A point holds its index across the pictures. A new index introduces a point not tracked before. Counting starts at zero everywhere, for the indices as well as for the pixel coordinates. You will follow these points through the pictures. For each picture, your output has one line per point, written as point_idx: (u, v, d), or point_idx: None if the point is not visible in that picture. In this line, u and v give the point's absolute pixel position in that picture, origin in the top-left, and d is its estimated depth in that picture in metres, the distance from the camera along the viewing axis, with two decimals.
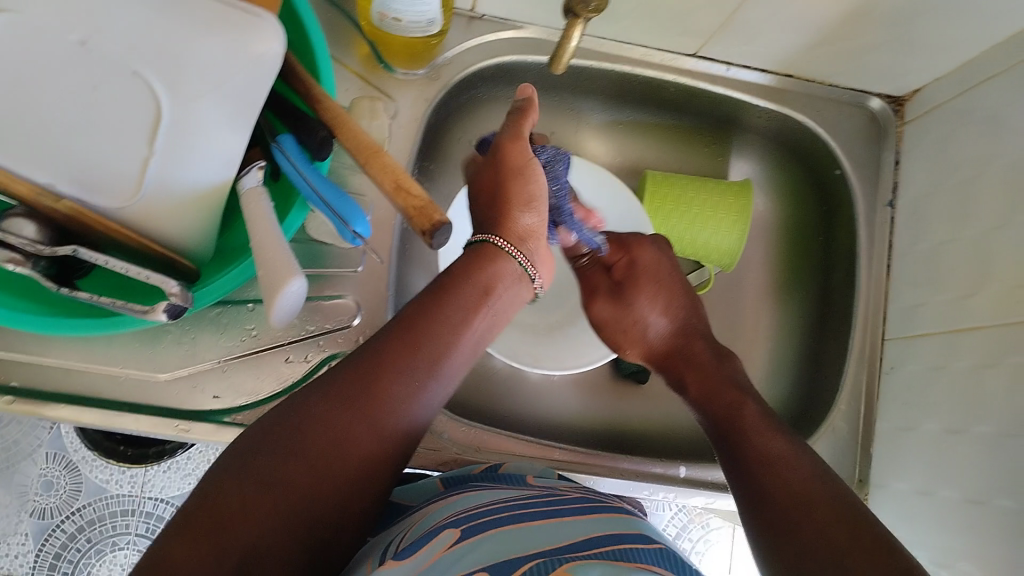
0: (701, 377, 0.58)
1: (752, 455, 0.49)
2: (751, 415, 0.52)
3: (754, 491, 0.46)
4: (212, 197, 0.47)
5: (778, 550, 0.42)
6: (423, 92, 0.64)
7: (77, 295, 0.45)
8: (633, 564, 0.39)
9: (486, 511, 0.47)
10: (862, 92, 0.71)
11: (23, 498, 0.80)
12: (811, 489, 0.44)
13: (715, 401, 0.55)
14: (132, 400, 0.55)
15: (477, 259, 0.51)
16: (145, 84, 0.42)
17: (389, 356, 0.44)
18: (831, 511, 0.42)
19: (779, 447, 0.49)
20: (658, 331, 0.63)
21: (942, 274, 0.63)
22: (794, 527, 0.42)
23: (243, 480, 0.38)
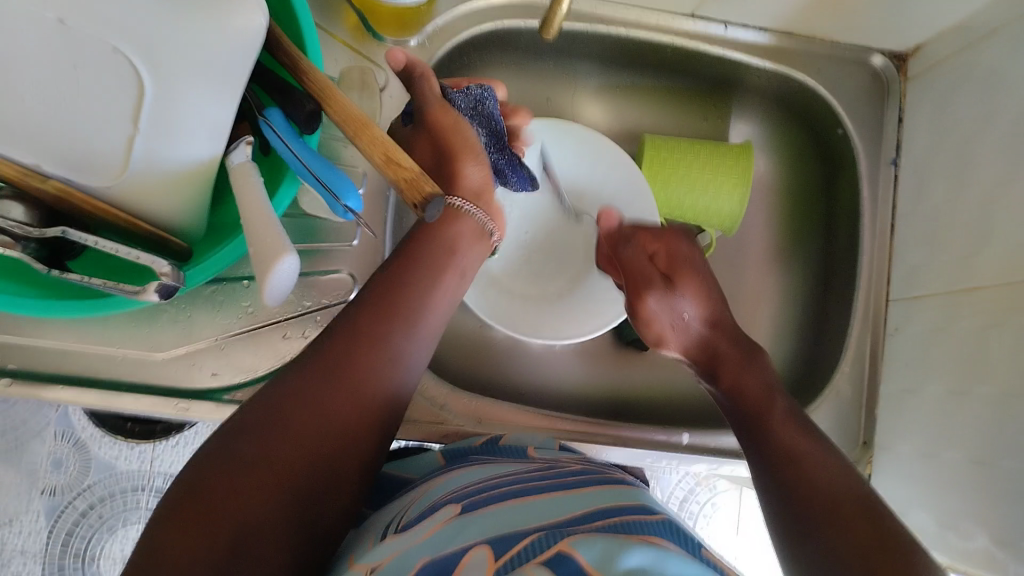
0: (734, 370, 0.57)
1: (779, 448, 0.50)
2: (777, 414, 0.53)
3: (778, 481, 0.48)
4: (200, 173, 0.47)
5: (802, 546, 0.43)
6: (414, 60, 0.62)
7: (68, 277, 0.45)
8: (635, 536, 0.39)
9: (486, 486, 0.46)
10: (863, 49, 0.69)
11: (32, 476, 0.81)
12: (840, 490, 0.45)
13: (744, 393, 0.55)
14: (131, 381, 0.55)
15: (434, 226, 0.52)
16: (126, 60, 0.42)
17: (353, 337, 0.45)
18: (857, 512, 0.43)
19: (804, 442, 0.50)
20: (693, 327, 0.60)
21: (945, 234, 0.62)
22: (820, 515, 0.44)
23: (227, 457, 0.38)
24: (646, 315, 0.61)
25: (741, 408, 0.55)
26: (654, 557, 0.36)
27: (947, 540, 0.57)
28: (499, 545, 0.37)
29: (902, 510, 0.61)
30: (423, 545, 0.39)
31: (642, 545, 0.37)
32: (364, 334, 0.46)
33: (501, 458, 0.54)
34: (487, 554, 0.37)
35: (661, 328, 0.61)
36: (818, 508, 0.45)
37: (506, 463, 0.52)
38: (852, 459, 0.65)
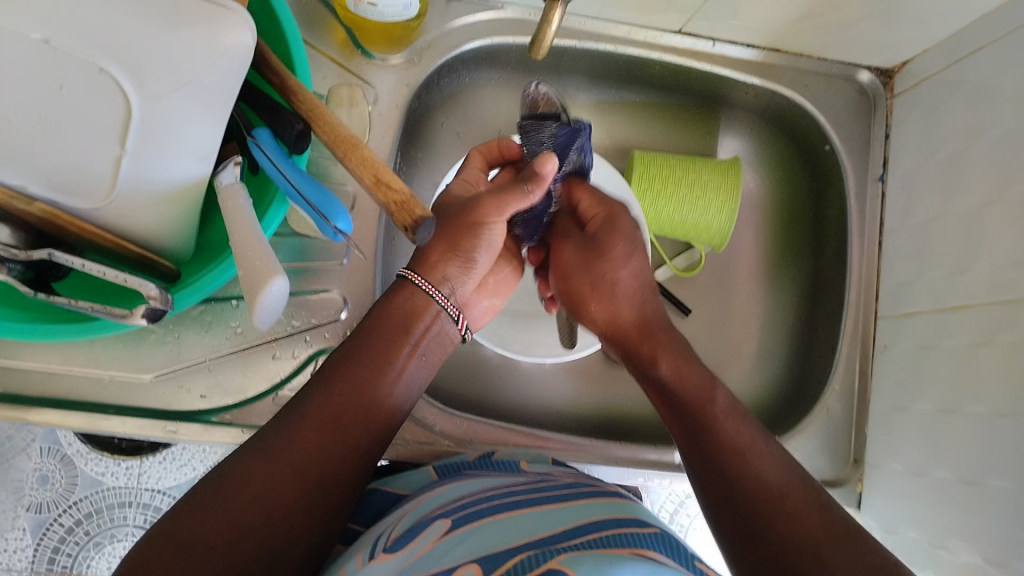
0: (671, 353, 0.53)
1: (723, 445, 0.47)
2: (719, 402, 0.49)
3: (727, 489, 0.45)
4: (188, 195, 0.47)
5: (757, 563, 0.42)
6: (404, 78, 0.62)
7: (54, 300, 0.44)
8: (627, 549, 0.38)
9: (476, 500, 0.46)
10: (851, 65, 0.69)
11: (18, 493, 0.80)
12: (788, 495, 0.44)
13: (682, 382, 0.51)
14: (118, 402, 0.55)
15: (393, 296, 0.50)
16: (112, 81, 0.41)
17: (316, 398, 0.45)
18: (818, 527, 0.41)
19: (749, 439, 0.47)
20: (620, 305, 0.57)
21: (933, 250, 0.62)
22: (782, 543, 0.41)
23: (195, 516, 0.39)
24: (569, 269, 0.59)
25: (678, 400, 0.51)
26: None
27: (937, 557, 0.58)
28: (488, 562, 0.37)
29: (892, 528, 0.61)
30: (415, 563, 0.38)
31: (635, 559, 0.37)
32: (330, 394, 0.46)
33: (493, 471, 0.54)
34: (474, 570, 0.36)
35: (585, 287, 0.58)
36: (772, 526, 0.42)
37: (499, 476, 0.52)
38: (843, 477, 0.66)
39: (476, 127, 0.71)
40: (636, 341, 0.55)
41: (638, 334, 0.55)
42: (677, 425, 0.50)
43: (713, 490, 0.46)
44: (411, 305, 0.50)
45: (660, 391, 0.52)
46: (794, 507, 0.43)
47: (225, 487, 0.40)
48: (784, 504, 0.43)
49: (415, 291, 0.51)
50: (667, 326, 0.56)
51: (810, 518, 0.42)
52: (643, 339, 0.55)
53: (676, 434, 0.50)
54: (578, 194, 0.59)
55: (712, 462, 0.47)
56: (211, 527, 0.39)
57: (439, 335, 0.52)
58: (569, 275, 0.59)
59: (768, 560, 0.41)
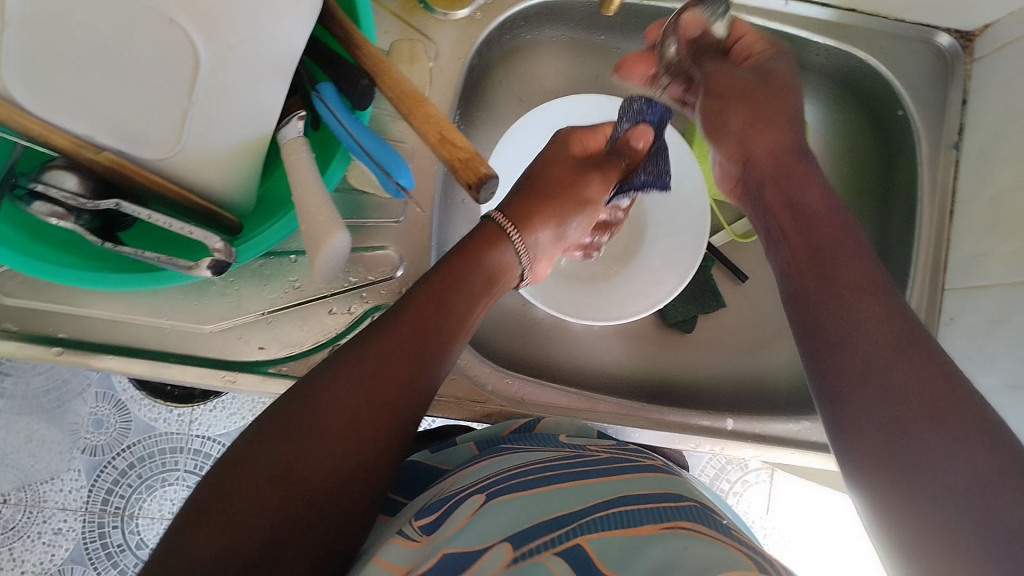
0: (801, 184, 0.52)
1: (852, 285, 0.44)
2: (858, 240, 0.47)
3: (850, 322, 0.43)
4: (251, 147, 0.46)
5: (851, 417, 0.40)
6: (465, 32, 0.61)
7: (121, 250, 0.45)
8: (660, 523, 0.39)
9: (517, 472, 0.47)
10: (930, 27, 0.67)
11: (74, 435, 0.83)
12: (898, 332, 0.41)
13: (818, 215, 0.50)
14: (179, 352, 0.55)
15: (487, 244, 0.52)
16: (181, 31, 0.41)
17: (377, 339, 0.44)
18: (922, 371, 0.38)
19: (865, 276, 0.45)
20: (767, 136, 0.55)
21: (1007, 221, 0.59)
22: (887, 385, 0.39)
23: (251, 476, 0.38)
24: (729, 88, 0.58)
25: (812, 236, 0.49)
26: (679, 544, 0.37)
27: None
28: (518, 541, 0.39)
29: None
30: (446, 540, 0.40)
31: (669, 534, 0.38)
32: (392, 332, 0.45)
33: (534, 444, 0.54)
34: (505, 548, 0.39)
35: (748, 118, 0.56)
36: (890, 361, 0.39)
37: (539, 449, 0.53)
38: None
39: (536, 86, 0.70)
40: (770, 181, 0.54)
41: (785, 159, 0.54)
42: (802, 260, 0.48)
43: (819, 334, 0.44)
44: (500, 259, 0.52)
45: (797, 213, 0.51)
46: (915, 352, 0.39)
47: (287, 429, 0.40)
48: (905, 346, 0.40)
49: (503, 239, 0.53)
50: (802, 156, 0.55)
51: (925, 368, 0.38)
52: (789, 165, 0.54)
53: (798, 265, 0.49)
54: (644, 137, 0.60)
55: (830, 285, 0.46)
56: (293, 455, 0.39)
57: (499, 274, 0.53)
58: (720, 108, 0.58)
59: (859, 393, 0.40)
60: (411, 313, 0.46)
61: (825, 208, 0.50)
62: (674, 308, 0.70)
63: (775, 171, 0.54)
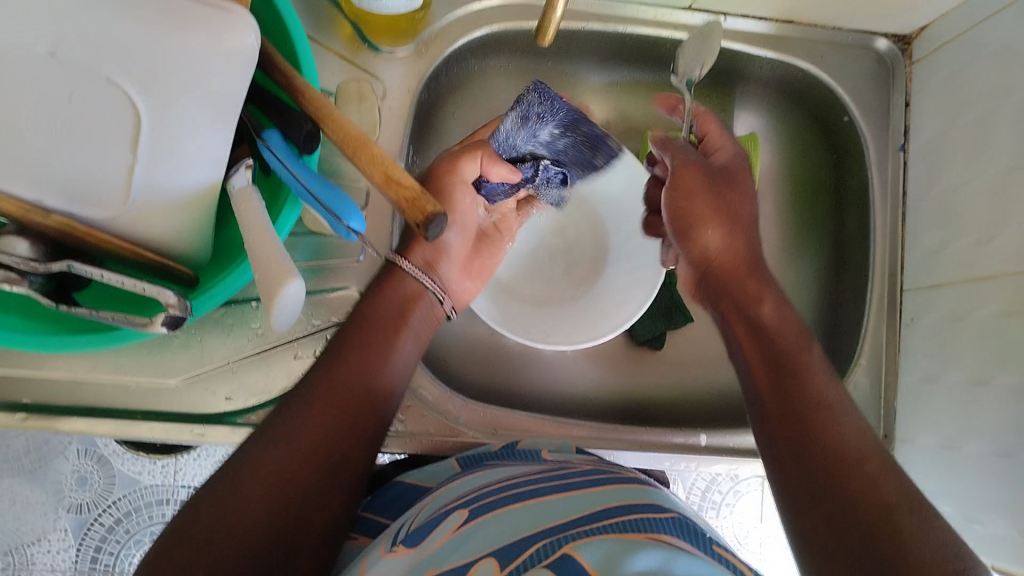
0: (777, 300, 0.52)
1: (812, 399, 0.46)
2: (815, 359, 0.49)
3: (810, 439, 0.44)
4: (202, 199, 0.46)
5: (807, 518, 0.41)
6: (412, 70, 0.62)
7: (76, 311, 0.44)
8: (641, 534, 0.38)
9: (494, 489, 0.47)
10: (868, 33, 0.68)
11: (57, 495, 0.79)
12: (864, 452, 0.42)
13: (778, 331, 0.50)
14: (146, 408, 0.56)
15: (387, 283, 0.52)
16: (120, 90, 0.41)
17: (323, 378, 0.46)
18: (890, 495, 0.39)
19: (837, 395, 0.46)
20: (718, 237, 0.55)
21: (958, 218, 0.61)
22: (849, 504, 0.40)
23: (207, 510, 0.39)
24: (693, 187, 0.55)
25: (773, 340, 0.50)
26: (663, 556, 0.35)
27: (972, 529, 0.56)
28: (504, 554, 0.39)
29: (928, 503, 0.61)
30: (429, 557, 0.40)
31: (652, 544, 0.37)
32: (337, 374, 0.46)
33: (513, 461, 0.55)
34: (493, 564, 0.38)
35: (711, 202, 0.55)
36: (848, 480, 0.41)
37: (517, 465, 0.53)
38: None
39: (487, 116, 0.70)
40: (744, 276, 0.54)
41: (742, 268, 0.54)
42: (762, 371, 0.49)
43: (794, 432, 0.45)
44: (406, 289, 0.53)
45: (757, 331, 0.51)
46: (872, 472, 0.41)
47: (241, 470, 0.41)
48: (864, 468, 0.41)
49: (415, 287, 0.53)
50: (759, 263, 0.55)
51: (893, 500, 0.39)
52: (751, 271, 0.54)
53: (759, 377, 0.49)
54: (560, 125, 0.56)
55: (794, 415, 0.45)
56: (248, 486, 0.40)
57: (427, 315, 0.54)
58: (678, 201, 0.56)
59: (811, 493, 0.42)
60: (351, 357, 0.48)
61: (780, 322, 0.51)
62: (642, 328, 0.70)
63: (736, 274, 0.54)
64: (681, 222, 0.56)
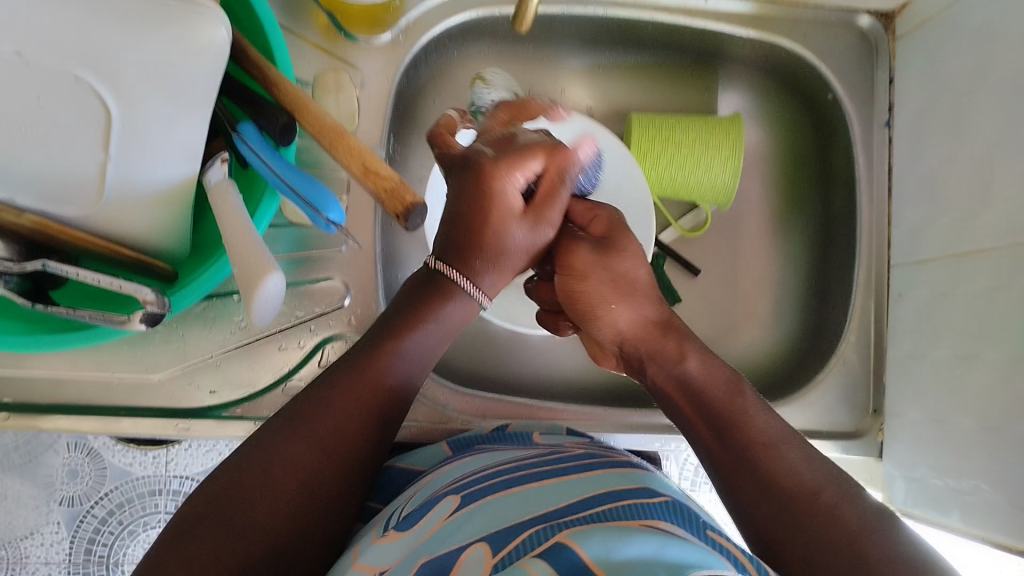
0: (662, 360, 0.50)
1: (754, 442, 0.44)
2: (749, 401, 0.47)
3: (761, 483, 0.42)
4: (177, 195, 0.45)
5: (776, 552, 0.40)
6: (391, 57, 0.61)
7: (53, 310, 0.44)
8: (636, 522, 0.38)
9: (486, 476, 0.47)
10: (850, 10, 0.67)
11: (49, 488, 0.79)
12: (817, 483, 0.42)
13: (707, 383, 0.48)
14: (129, 404, 0.55)
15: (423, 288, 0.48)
16: (88, 88, 0.41)
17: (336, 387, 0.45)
18: (848, 526, 0.39)
19: (779, 431, 0.45)
20: (627, 316, 0.52)
21: (943, 194, 0.60)
22: (813, 540, 0.39)
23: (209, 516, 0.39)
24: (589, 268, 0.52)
25: (702, 391, 0.48)
26: (656, 544, 0.35)
27: (961, 504, 0.57)
28: (496, 541, 0.38)
29: (919, 478, 0.61)
30: (423, 548, 0.40)
31: (645, 531, 0.37)
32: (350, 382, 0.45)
33: (503, 444, 0.54)
34: (484, 550, 0.37)
35: (609, 282, 0.52)
36: (807, 515, 0.40)
37: (508, 449, 0.53)
38: (863, 428, 0.65)
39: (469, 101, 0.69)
40: (659, 337, 0.51)
41: (655, 332, 0.51)
42: (703, 427, 0.47)
43: (740, 487, 0.43)
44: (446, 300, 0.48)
45: (687, 393, 0.48)
46: (825, 505, 0.40)
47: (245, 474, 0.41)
48: (821, 496, 0.41)
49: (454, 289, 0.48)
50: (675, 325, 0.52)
51: (851, 533, 0.38)
52: (661, 339, 0.51)
53: (699, 428, 0.47)
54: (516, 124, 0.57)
55: (740, 459, 0.44)
56: (249, 515, 0.40)
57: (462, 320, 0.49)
58: (571, 285, 0.52)
59: (772, 527, 0.41)
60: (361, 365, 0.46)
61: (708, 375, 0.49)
62: None
63: (648, 348, 0.51)
64: (581, 308, 0.53)
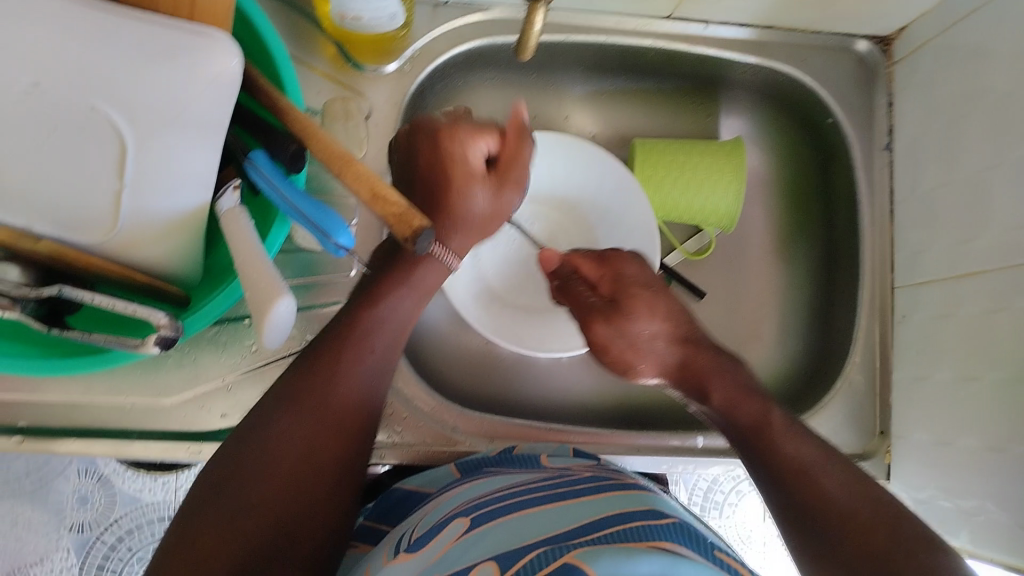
0: (723, 383, 0.56)
1: (789, 466, 0.49)
2: (782, 427, 0.52)
3: (801, 505, 0.47)
4: (190, 222, 0.46)
5: (816, 562, 0.45)
6: (398, 85, 0.63)
7: (67, 334, 0.45)
8: (642, 542, 0.38)
9: (495, 498, 0.47)
10: (847, 36, 0.69)
11: (60, 514, 0.79)
12: (850, 499, 0.46)
13: (744, 412, 0.54)
14: (142, 428, 0.56)
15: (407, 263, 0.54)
16: (105, 119, 0.42)
17: (311, 368, 0.48)
18: (884, 535, 0.43)
19: (810, 455, 0.50)
20: (658, 347, 0.58)
21: (942, 215, 0.61)
22: (850, 551, 0.43)
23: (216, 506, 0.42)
24: (618, 321, 0.58)
25: (739, 428, 0.53)
26: (664, 564, 0.36)
27: (968, 526, 0.57)
28: (506, 559, 0.38)
29: (925, 499, 0.61)
30: (435, 564, 0.40)
31: (655, 551, 0.37)
32: (322, 362, 0.49)
33: (513, 468, 0.55)
34: (493, 568, 0.38)
35: (631, 321, 0.58)
36: (843, 531, 0.44)
37: (515, 473, 0.53)
38: (869, 449, 0.65)
39: None
40: (688, 368, 0.58)
41: (689, 361, 0.58)
42: (745, 455, 0.52)
43: (784, 505, 0.48)
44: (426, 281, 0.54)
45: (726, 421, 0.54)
46: (861, 519, 0.45)
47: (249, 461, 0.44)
48: (856, 513, 0.45)
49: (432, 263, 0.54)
50: (718, 350, 0.58)
51: (886, 540, 0.43)
52: (698, 366, 0.57)
53: (743, 458, 0.53)
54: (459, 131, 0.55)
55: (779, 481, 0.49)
56: (258, 500, 0.42)
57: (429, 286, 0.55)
58: (606, 348, 0.59)
59: (812, 540, 0.45)
60: (337, 346, 0.49)
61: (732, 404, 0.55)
62: None
63: (689, 375, 0.57)
64: (622, 364, 0.59)
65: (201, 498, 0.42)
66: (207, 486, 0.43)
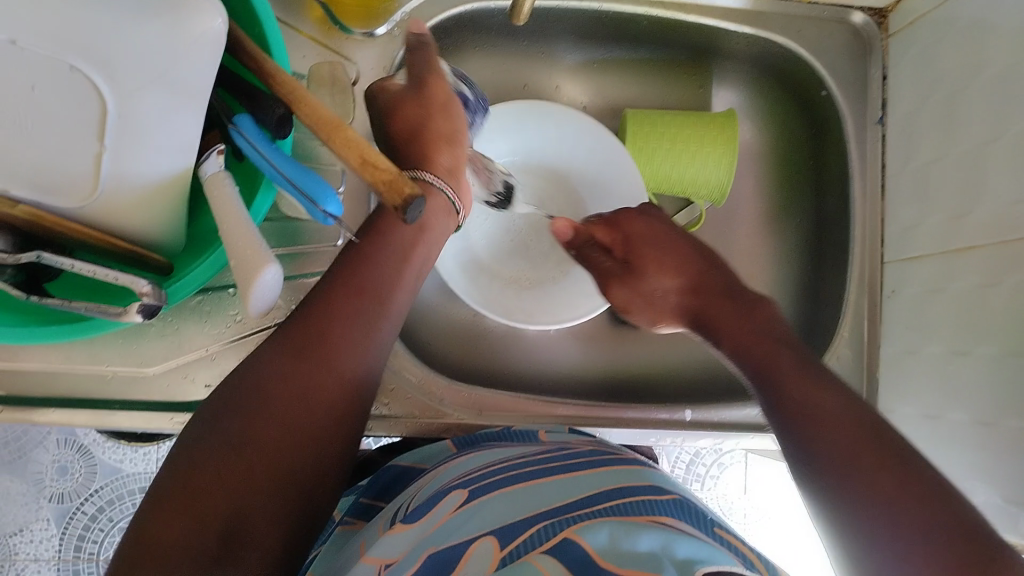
0: (732, 324, 0.54)
1: (805, 409, 0.46)
2: (793, 367, 0.49)
3: (817, 454, 0.43)
4: (173, 186, 0.45)
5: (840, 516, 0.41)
6: (387, 50, 0.61)
7: (49, 302, 0.44)
8: (643, 517, 0.38)
9: (493, 470, 0.47)
10: (843, 7, 0.67)
11: (38, 485, 0.78)
12: (865, 440, 0.42)
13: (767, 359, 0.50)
14: (125, 398, 0.55)
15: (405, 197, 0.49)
16: (85, 79, 0.41)
17: (322, 311, 0.44)
18: (903, 486, 0.39)
19: (822, 399, 0.46)
20: (670, 288, 0.58)
21: (935, 191, 0.61)
22: (880, 509, 0.39)
23: (203, 452, 0.38)
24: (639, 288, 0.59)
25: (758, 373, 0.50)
26: (662, 539, 0.35)
27: None
28: (505, 537, 0.38)
29: None
30: (428, 539, 0.39)
31: (652, 527, 0.37)
32: (336, 307, 0.44)
33: (509, 441, 0.54)
34: (492, 545, 0.37)
35: (653, 266, 0.59)
36: (869, 482, 0.40)
37: (511, 447, 0.53)
38: None
39: None
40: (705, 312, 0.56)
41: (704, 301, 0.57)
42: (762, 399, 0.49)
43: (803, 453, 0.44)
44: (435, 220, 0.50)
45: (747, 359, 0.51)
46: (884, 463, 0.41)
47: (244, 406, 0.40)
48: (879, 458, 0.41)
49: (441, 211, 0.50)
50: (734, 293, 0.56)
51: (921, 494, 0.39)
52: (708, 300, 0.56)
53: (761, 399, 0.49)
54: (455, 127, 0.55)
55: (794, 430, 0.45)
56: (248, 457, 0.39)
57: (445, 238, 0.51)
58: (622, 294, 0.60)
59: (835, 491, 0.41)
60: (351, 297, 0.45)
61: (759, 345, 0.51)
62: None
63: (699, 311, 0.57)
64: (634, 309, 0.60)
65: (193, 439, 0.39)
66: (200, 426, 0.40)
